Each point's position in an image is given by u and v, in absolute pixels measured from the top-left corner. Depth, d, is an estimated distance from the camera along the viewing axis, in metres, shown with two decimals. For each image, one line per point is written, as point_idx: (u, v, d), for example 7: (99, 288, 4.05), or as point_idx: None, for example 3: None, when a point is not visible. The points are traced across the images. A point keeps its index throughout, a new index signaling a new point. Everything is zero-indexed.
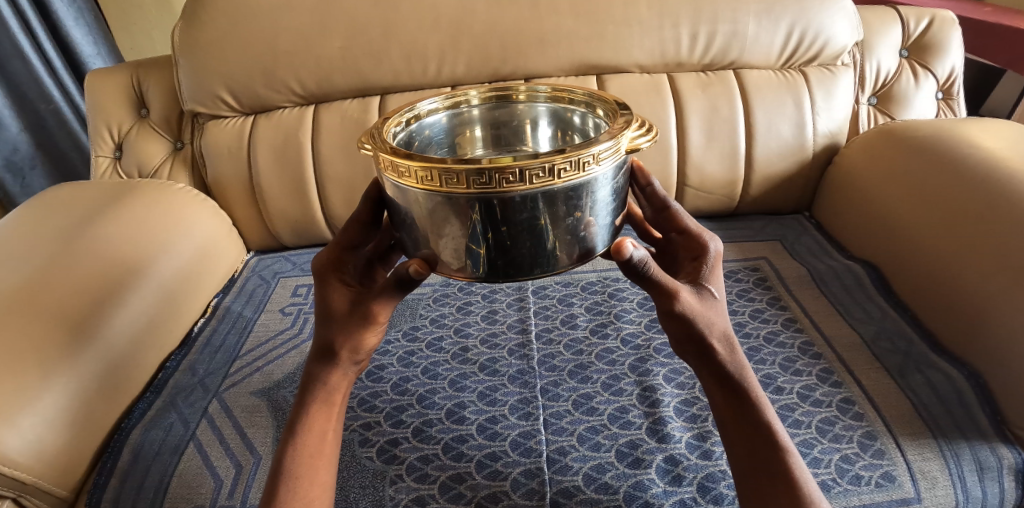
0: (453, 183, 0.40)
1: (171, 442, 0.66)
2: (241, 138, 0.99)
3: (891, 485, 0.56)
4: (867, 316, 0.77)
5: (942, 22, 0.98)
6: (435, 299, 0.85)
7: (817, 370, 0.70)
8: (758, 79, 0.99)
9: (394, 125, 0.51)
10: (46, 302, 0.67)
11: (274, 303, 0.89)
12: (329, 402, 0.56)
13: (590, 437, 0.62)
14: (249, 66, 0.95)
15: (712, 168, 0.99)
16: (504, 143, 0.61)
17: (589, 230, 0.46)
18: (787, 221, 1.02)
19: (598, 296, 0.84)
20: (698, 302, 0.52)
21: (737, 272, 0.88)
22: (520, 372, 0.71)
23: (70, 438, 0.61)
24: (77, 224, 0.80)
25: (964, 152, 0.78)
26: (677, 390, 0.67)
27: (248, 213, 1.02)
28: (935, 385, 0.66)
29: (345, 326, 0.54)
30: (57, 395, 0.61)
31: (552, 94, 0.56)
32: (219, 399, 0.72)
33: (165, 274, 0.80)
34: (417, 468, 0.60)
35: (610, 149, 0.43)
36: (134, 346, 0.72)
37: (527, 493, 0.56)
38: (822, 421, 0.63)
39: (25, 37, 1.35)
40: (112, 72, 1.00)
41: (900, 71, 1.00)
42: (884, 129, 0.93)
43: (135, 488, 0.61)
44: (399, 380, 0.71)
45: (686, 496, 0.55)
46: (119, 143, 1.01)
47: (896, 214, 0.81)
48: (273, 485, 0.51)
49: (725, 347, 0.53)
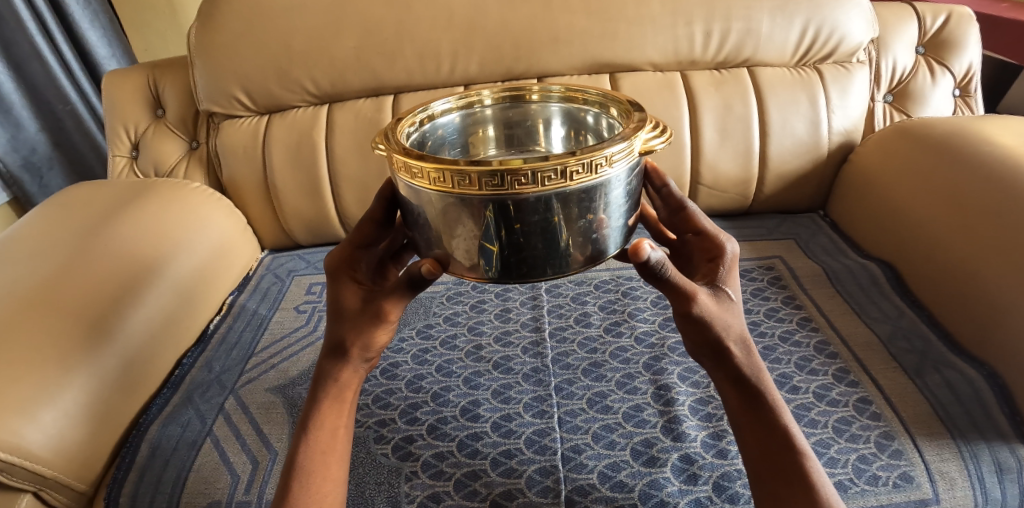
0: (466, 184, 0.40)
1: (189, 437, 0.67)
2: (255, 137, 1.00)
3: (909, 485, 0.56)
4: (884, 316, 0.76)
5: (959, 17, 0.98)
6: (448, 297, 0.86)
7: (833, 369, 0.69)
8: (772, 76, 0.98)
9: (408, 125, 0.51)
10: (66, 300, 0.67)
11: (289, 300, 0.90)
12: (341, 399, 0.56)
13: (605, 435, 0.62)
14: (263, 66, 0.96)
15: (726, 166, 0.99)
16: (516, 143, 0.61)
17: (601, 231, 0.46)
18: (801, 220, 1.01)
19: (612, 294, 0.83)
20: (714, 304, 0.51)
21: (751, 271, 0.88)
22: (535, 370, 0.71)
23: (88, 433, 0.61)
24: (93, 223, 0.81)
25: (982, 150, 0.77)
26: (692, 389, 0.66)
27: (262, 212, 1.03)
28: (955, 386, 0.65)
29: (355, 324, 0.55)
30: (75, 391, 0.62)
31: (566, 94, 0.57)
32: (236, 395, 0.73)
33: (180, 272, 0.81)
34: (432, 465, 0.60)
35: (624, 150, 0.43)
36: (151, 343, 0.73)
37: (542, 490, 0.57)
38: (839, 421, 0.63)
39: (42, 38, 1.37)
40: (130, 72, 1.02)
41: (916, 68, 0.99)
42: (900, 127, 0.92)
43: (155, 481, 0.62)
44: (414, 377, 0.72)
45: (701, 495, 0.55)
46: (136, 143, 1.03)
47: (915, 213, 0.80)
48: (286, 480, 0.52)
49: (740, 348, 0.53)
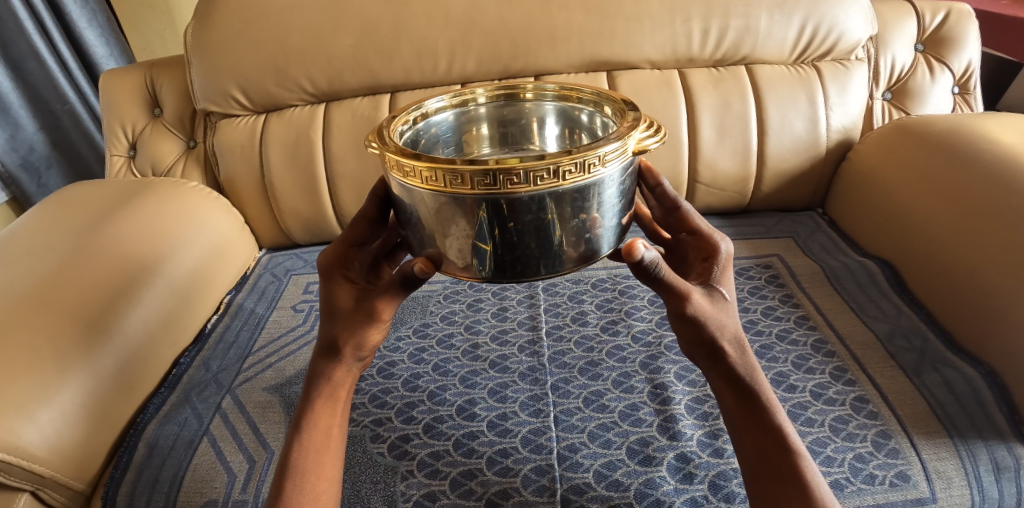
0: (458, 183, 0.40)
1: (186, 436, 0.67)
2: (252, 136, 1.00)
3: (905, 484, 0.56)
4: (882, 314, 0.76)
5: (959, 15, 0.97)
6: (446, 296, 0.85)
7: (830, 368, 0.69)
8: (770, 74, 0.98)
9: (401, 124, 0.51)
10: (63, 300, 0.67)
11: (286, 299, 0.90)
12: (334, 398, 0.56)
13: (601, 434, 0.62)
14: (261, 64, 0.95)
15: (724, 164, 0.98)
16: (511, 142, 0.60)
17: (594, 231, 0.45)
18: (800, 218, 1.01)
19: (609, 293, 0.83)
20: (709, 305, 0.51)
21: (749, 269, 0.88)
22: (532, 369, 0.71)
23: (85, 432, 0.61)
24: (90, 222, 0.81)
25: (982, 148, 0.76)
26: (688, 388, 0.66)
27: (260, 211, 1.02)
28: (953, 385, 0.65)
29: (348, 324, 0.54)
30: (72, 390, 0.62)
31: (560, 92, 0.56)
32: (233, 394, 0.73)
33: (178, 272, 0.81)
34: (428, 465, 0.60)
35: (618, 150, 0.43)
36: (148, 342, 0.73)
37: (538, 489, 0.57)
38: (836, 420, 0.63)
39: (39, 37, 1.37)
40: (126, 72, 1.01)
41: (915, 66, 0.99)
42: (899, 124, 0.92)
43: (152, 481, 0.62)
44: (410, 376, 0.72)
45: (697, 494, 0.55)
46: (134, 142, 1.02)
47: (915, 210, 0.80)
48: (280, 480, 0.52)
49: (735, 348, 0.53)
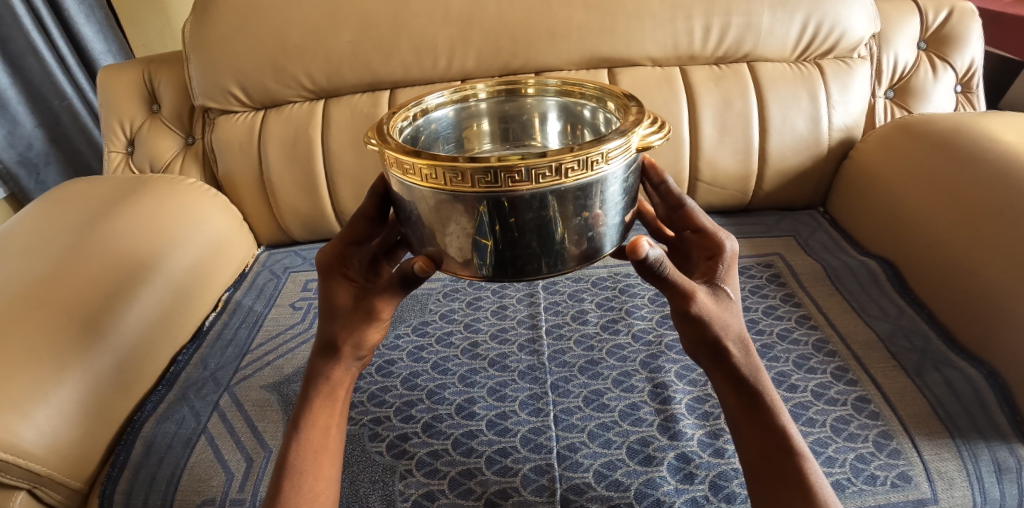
0: (459, 180, 0.40)
1: (183, 434, 0.66)
2: (251, 132, 0.99)
3: (907, 485, 0.55)
4: (884, 314, 0.76)
5: (962, 13, 0.97)
6: (445, 294, 0.85)
7: (831, 368, 0.69)
8: (772, 72, 0.98)
9: (401, 120, 0.50)
10: (61, 298, 0.67)
11: (285, 297, 0.89)
12: (333, 397, 0.56)
13: (601, 433, 0.61)
14: (259, 60, 0.95)
15: (724, 163, 0.98)
16: (512, 138, 0.60)
17: (597, 228, 0.45)
18: (801, 217, 1.00)
19: (609, 291, 0.83)
20: (713, 304, 0.51)
21: (750, 268, 0.87)
22: (531, 368, 0.71)
23: (83, 430, 0.61)
24: (87, 219, 0.80)
25: (985, 146, 0.76)
26: (689, 388, 0.66)
27: (258, 208, 1.02)
28: (955, 385, 0.64)
29: (347, 323, 0.54)
30: (69, 388, 0.61)
31: (562, 87, 0.56)
32: (230, 392, 0.72)
33: (176, 269, 0.80)
34: (427, 464, 0.60)
35: (620, 147, 0.42)
36: (146, 340, 0.72)
37: (538, 489, 0.56)
38: (837, 420, 0.62)
39: (37, 33, 1.36)
40: (124, 68, 1.01)
41: (918, 64, 0.98)
42: (901, 122, 0.91)
43: (148, 480, 0.61)
44: (409, 375, 0.71)
45: (698, 494, 0.54)
46: (131, 138, 1.02)
47: (918, 210, 0.79)
48: (277, 479, 0.51)
49: (739, 348, 0.53)
